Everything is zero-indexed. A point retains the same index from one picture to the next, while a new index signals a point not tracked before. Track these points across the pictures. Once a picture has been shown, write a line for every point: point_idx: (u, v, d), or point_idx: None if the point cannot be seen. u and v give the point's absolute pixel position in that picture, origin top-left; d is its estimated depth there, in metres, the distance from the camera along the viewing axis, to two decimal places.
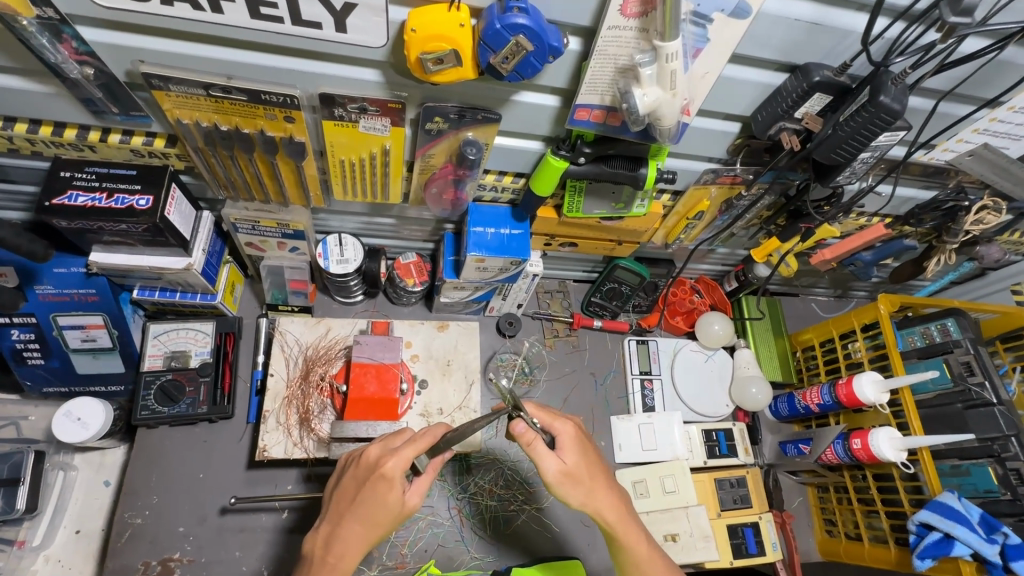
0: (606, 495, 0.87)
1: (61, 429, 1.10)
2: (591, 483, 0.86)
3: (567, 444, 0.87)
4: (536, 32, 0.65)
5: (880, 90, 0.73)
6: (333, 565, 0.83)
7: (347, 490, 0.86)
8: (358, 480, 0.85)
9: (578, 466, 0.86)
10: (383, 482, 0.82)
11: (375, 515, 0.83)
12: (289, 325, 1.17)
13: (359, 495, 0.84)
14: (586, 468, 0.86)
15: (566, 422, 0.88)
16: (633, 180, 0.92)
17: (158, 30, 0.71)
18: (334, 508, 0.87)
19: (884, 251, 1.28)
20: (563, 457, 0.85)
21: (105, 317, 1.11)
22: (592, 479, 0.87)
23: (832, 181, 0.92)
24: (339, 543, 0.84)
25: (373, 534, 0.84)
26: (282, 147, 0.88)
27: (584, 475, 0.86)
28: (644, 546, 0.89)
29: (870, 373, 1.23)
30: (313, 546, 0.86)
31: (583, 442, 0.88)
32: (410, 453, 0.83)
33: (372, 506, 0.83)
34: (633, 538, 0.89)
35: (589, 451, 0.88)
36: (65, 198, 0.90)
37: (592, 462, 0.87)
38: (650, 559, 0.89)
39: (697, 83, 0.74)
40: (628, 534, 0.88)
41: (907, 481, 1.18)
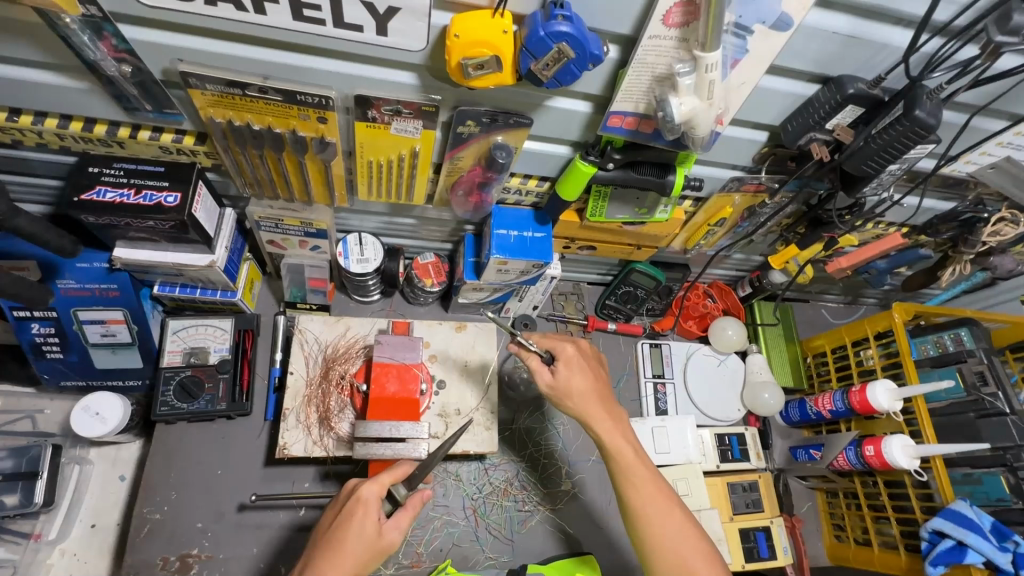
0: (595, 409, 0.95)
1: (79, 423, 1.10)
2: (580, 398, 0.94)
3: (570, 361, 0.95)
4: (579, 40, 0.65)
5: (915, 104, 0.73)
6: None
7: (323, 528, 0.85)
8: (334, 515, 0.85)
9: (569, 381, 0.94)
10: (359, 508, 0.82)
11: (348, 540, 0.80)
12: (309, 323, 1.17)
13: (334, 525, 0.82)
14: (584, 382, 0.95)
15: (569, 343, 0.97)
16: (661, 186, 0.92)
17: (197, 29, 0.71)
18: (310, 551, 0.84)
19: (900, 259, 1.29)
20: (556, 372, 0.95)
21: (125, 312, 1.11)
22: (585, 392, 0.94)
23: (858, 191, 0.93)
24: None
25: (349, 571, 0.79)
26: (312, 146, 0.88)
27: (578, 389, 0.94)
28: (630, 452, 0.92)
29: (884, 381, 1.24)
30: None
31: (584, 361, 0.97)
32: (385, 479, 0.85)
33: (345, 540, 0.80)
34: (623, 451, 0.92)
35: (588, 372, 0.96)
36: (93, 193, 0.90)
37: (590, 378, 0.95)
38: (636, 467, 0.91)
39: (733, 93, 0.75)
40: (614, 439, 0.93)
41: (919, 488, 1.19)
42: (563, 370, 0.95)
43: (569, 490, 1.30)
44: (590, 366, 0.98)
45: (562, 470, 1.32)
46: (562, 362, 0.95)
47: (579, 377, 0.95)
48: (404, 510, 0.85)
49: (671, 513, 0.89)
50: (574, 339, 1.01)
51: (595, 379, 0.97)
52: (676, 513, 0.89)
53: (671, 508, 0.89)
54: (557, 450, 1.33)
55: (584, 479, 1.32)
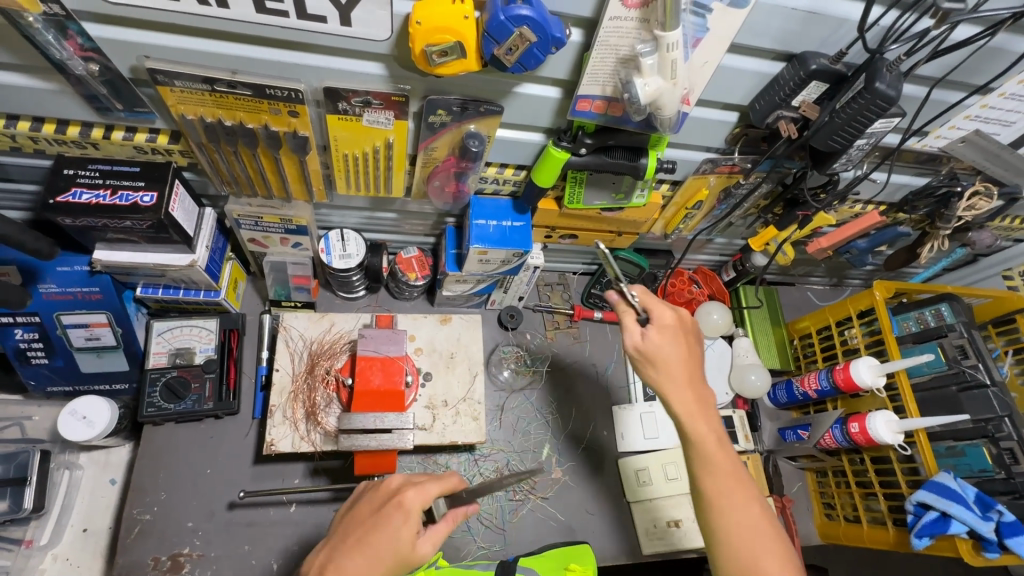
0: (681, 389, 0.87)
1: (66, 427, 1.10)
2: (669, 371, 0.87)
3: (662, 325, 0.89)
4: (540, 23, 0.66)
5: (876, 77, 0.75)
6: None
7: (359, 515, 0.85)
8: (373, 504, 0.86)
9: (658, 347, 0.88)
10: (398, 513, 0.82)
11: (381, 550, 0.79)
12: (294, 320, 1.18)
13: (372, 520, 0.83)
14: (672, 346, 0.88)
15: (665, 311, 0.90)
16: (634, 170, 0.93)
17: (164, 26, 0.72)
18: (339, 535, 0.84)
19: (879, 238, 1.30)
20: (647, 335, 0.89)
21: (109, 315, 1.11)
22: (675, 365, 0.88)
23: (829, 168, 0.94)
24: (333, 573, 0.79)
25: (371, 571, 0.79)
26: (286, 141, 0.89)
27: (668, 360, 0.88)
28: (712, 440, 0.85)
29: (867, 358, 1.25)
30: (309, 570, 0.83)
31: (678, 329, 0.90)
32: (432, 489, 0.85)
33: (377, 541, 0.80)
34: (701, 434, 0.85)
35: (681, 339, 0.89)
36: (69, 195, 0.90)
37: (687, 354, 0.89)
38: (716, 454, 0.84)
39: (697, 72, 0.76)
40: (698, 425, 0.86)
41: (904, 462, 1.20)
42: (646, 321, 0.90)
43: (559, 479, 1.31)
44: (685, 335, 0.90)
45: (553, 458, 1.33)
46: (654, 320, 0.90)
47: (666, 340, 0.88)
48: (444, 521, 0.86)
49: (746, 508, 0.81)
50: (672, 308, 0.94)
51: (682, 342, 0.89)
52: (751, 515, 0.81)
53: (742, 508, 0.81)
54: (547, 440, 1.34)
55: (575, 467, 1.33)
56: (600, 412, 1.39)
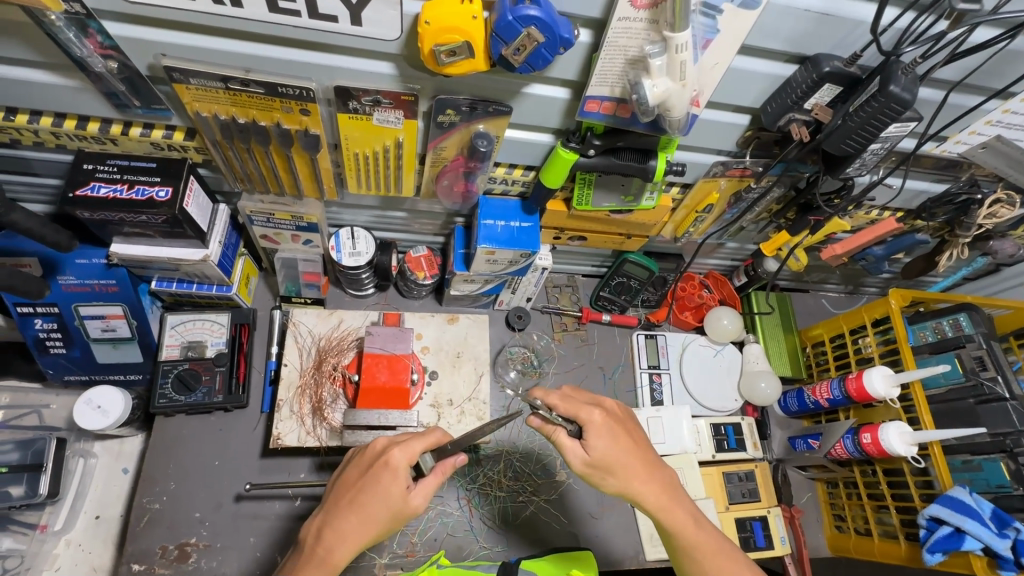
0: (644, 481, 0.89)
1: (81, 416, 1.13)
2: (623, 472, 0.87)
3: (593, 432, 0.87)
4: (548, 24, 0.66)
5: (890, 80, 0.73)
6: (332, 547, 0.82)
7: (347, 479, 0.86)
8: (360, 468, 0.86)
9: (605, 457, 0.87)
10: (386, 472, 0.83)
11: (373, 508, 0.83)
12: (303, 316, 1.19)
13: (361, 483, 0.84)
14: (613, 447, 0.87)
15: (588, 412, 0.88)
16: (643, 171, 0.93)
17: (182, 25, 0.74)
18: (332, 499, 0.86)
19: (896, 245, 1.28)
20: (588, 447, 0.87)
21: (124, 307, 1.14)
22: (622, 462, 0.87)
23: (842, 173, 0.92)
24: (331, 535, 0.83)
25: (370, 530, 0.83)
26: (298, 139, 0.90)
27: (614, 461, 0.87)
28: (688, 521, 0.90)
29: (881, 367, 1.22)
30: (308, 534, 0.86)
31: (614, 425, 0.89)
32: (418, 446, 0.85)
33: (370, 503, 0.83)
34: (681, 524, 0.89)
35: (620, 434, 0.89)
36: (88, 189, 0.92)
37: (629, 449, 0.88)
38: (698, 540, 0.89)
39: (707, 74, 0.75)
40: (673, 513, 0.89)
41: (918, 476, 1.18)
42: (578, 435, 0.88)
43: (564, 481, 1.31)
44: (622, 426, 0.90)
45: (557, 461, 1.32)
46: (584, 423, 0.88)
47: (601, 443, 0.87)
48: (433, 474, 0.86)
49: None
50: (598, 399, 0.93)
51: (607, 433, 0.88)
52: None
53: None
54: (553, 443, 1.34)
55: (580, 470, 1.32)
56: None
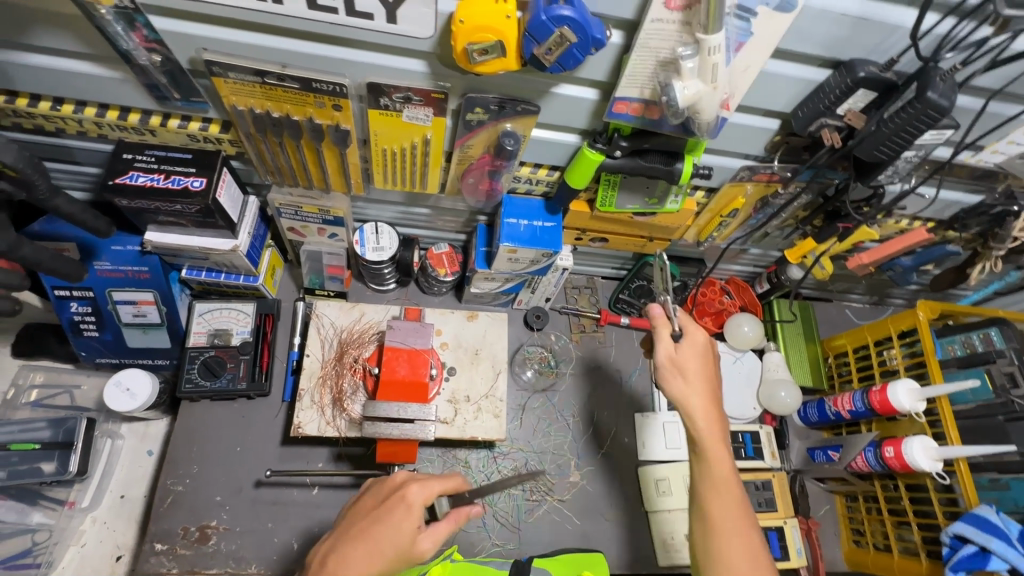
0: (707, 409, 0.88)
1: (111, 397, 1.17)
2: (694, 377, 0.90)
3: (688, 373, 0.90)
4: (581, 24, 0.66)
5: (928, 85, 0.72)
6: (328, 573, 0.79)
7: (363, 509, 0.86)
8: (377, 498, 0.86)
9: (688, 359, 0.91)
10: (402, 506, 0.82)
11: (380, 542, 0.80)
12: (326, 308, 1.22)
13: (375, 513, 0.83)
14: (685, 392, 0.89)
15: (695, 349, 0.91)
16: (669, 174, 0.93)
17: (224, 20, 0.76)
18: (346, 525, 0.85)
19: (925, 256, 1.25)
20: (680, 345, 0.91)
21: (155, 294, 1.17)
22: (696, 374, 0.90)
23: (873, 180, 0.91)
24: (337, 563, 0.79)
25: (372, 566, 0.79)
26: (328, 134, 0.92)
27: (688, 365, 0.90)
28: (726, 468, 0.85)
29: (906, 381, 1.19)
30: (315, 556, 0.84)
31: (703, 356, 0.91)
32: (435, 486, 0.84)
33: (378, 535, 0.80)
34: (716, 462, 0.86)
35: (700, 360, 0.91)
36: (126, 177, 0.95)
37: (704, 401, 0.88)
38: (723, 479, 0.85)
39: (738, 77, 0.74)
40: (716, 455, 0.86)
41: (943, 492, 1.14)
42: (677, 364, 0.91)
43: (578, 482, 1.31)
44: (712, 363, 0.92)
45: (572, 462, 1.33)
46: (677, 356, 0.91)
47: (686, 384, 0.89)
48: (448, 522, 0.84)
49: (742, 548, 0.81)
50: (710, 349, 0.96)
51: (711, 389, 0.90)
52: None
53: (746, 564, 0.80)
54: (568, 443, 1.34)
55: (595, 471, 1.32)
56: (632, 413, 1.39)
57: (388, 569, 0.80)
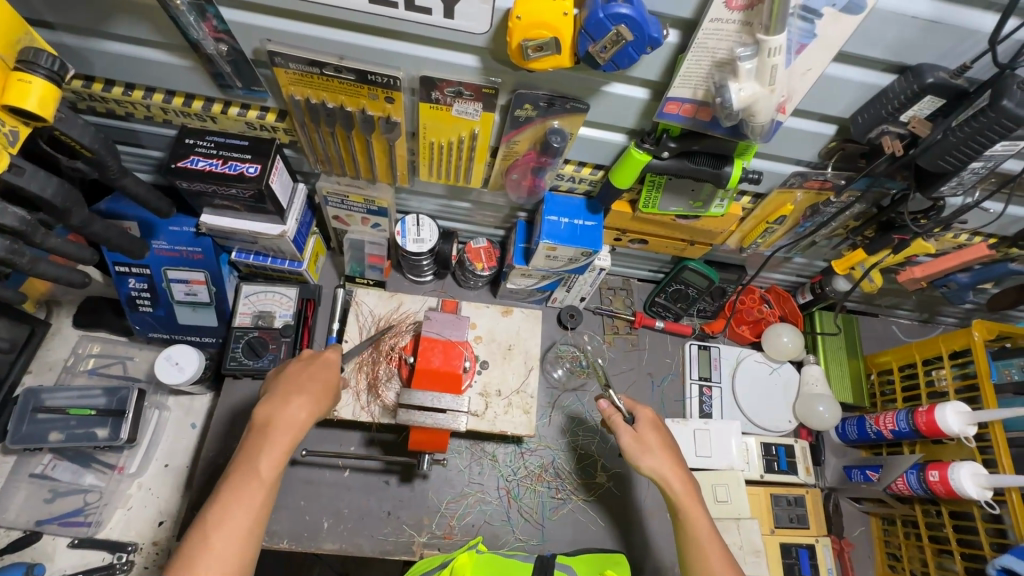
0: (677, 473, 0.99)
1: (161, 370, 1.23)
2: (655, 451, 1.00)
3: (651, 449, 1.00)
4: (638, 22, 0.66)
5: (1004, 93, 0.68)
6: (293, 425, 0.88)
7: (287, 371, 0.95)
8: (300, 361, 0.98)
9: (649, 437, 1.01)
10: (328, 360, 0.97)
11: (328, 379, 0.95)
12: (365, 297, 1.25)
13: (306, 366, 0.96)
14: (659, 462, 0.99)
15: (650, 423, 1.03)
16: (717, 177, 0.91)
17: (287, 13, 0.79)
18: (277, 386, 0.93)
19: (984, 274, 1.20)
20: (638, 429, 1.02)
21: (206, 274, 1.22)
22: (659, 450, 1.00)
23: (934, 191, 0.87)
24: (295, 399, 0.90)
25: (325, 403, 0.93)
26: (378, 125, 0.94)
27: (650, 442, 1.01)
28: (705, 526, 0.95)
29: (956, 403, 1.14)
30: (259, 417, 0.89)
31: (658, 432, 1.02)
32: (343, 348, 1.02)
33: (322, 384, 0.93)
34: (698, 521, 0.95)
35: (658, 439, 1.01)
36: (188, 162, 1.00)
37: (673, 467, 0.99)
38: (709, 535, 0.94)
39: (797, 80, 0.73)
40: (692, 510, 0.97)
41: (990, 522, 1.10)
42: (643, 445, 1.00)
43: (603, 484, 1.30)
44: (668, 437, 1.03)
45: (598, 463, 1.32)
46: (643, 436, 1.01)
47: (654, 459, 0.99)
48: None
49: None
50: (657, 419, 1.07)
51: (674, 459, 1.00)
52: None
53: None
54: (595, 445, 1.33)
55: (621, 474, 1.31)
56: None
57: (329, 404, 0.95)
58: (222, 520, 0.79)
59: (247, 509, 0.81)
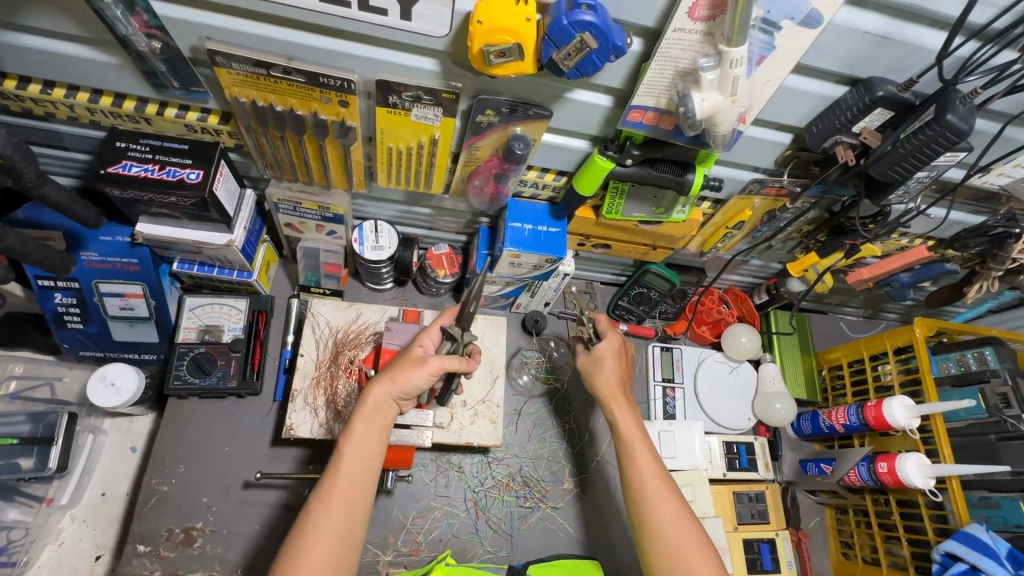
0: (616, 393, 1.09)
1: (94, 392, 1.13)
2: (601, 366, 1.11)
3: (602, 364, 1.12)
4: (602, 30, 0.64)
5: (948, 108, 0.71)
6: (374, 397, 0.88)
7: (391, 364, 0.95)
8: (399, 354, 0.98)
9: (602, 352, 1.12)
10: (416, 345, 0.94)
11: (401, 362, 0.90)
12: (322, 307, 1.18)
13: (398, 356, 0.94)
14: (608, 375, 1.10)
15: (608, 341, 1.13)
16: (679, 185, 0.91)
17: (228, 8, 0.73)
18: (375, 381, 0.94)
19: (923, 274, 1.26)
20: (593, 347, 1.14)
21: (144, 286, 1.13)
22: (605, 365, 1.11)
23: (883, 200, 0.90)
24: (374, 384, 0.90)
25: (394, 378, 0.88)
26: (333, 130, 0.89)
27: (602, 359, 1.12)
28: (635, 429, 1.03)
29: (902, 397, 1.20)
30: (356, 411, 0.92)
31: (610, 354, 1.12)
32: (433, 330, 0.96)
33: (400, 363, 0.89)
34: (624, 424, 1.04)
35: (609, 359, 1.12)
36: (120, 167, 0.92)
37: (611, 377, 1.10)
38: (634, 436, 1.01)
39: (757, 90, 0.73)
40: (622, 417, 1.05)
41: (933, 509, 1.16)
42: (596, 361, 1.12)
43: (571, 489, 1.30)
44: (620, 357, 1.13)
45: (565, 469, 1.31)
46: (595, 352, 1.13)
47: (600, 371, 1.11)
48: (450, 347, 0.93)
49: (654, 495, 0.94)
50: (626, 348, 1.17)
51: (620, 374, 1.11)
52: (670, 516, 0.93)
53: (660, 502, 0.94)
54: (563, 450, 1.33)
55: (588, 479, 1.31)
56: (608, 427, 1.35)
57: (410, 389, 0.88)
58: (307, 530, 0.79)
59: (336, 516, 0.80)
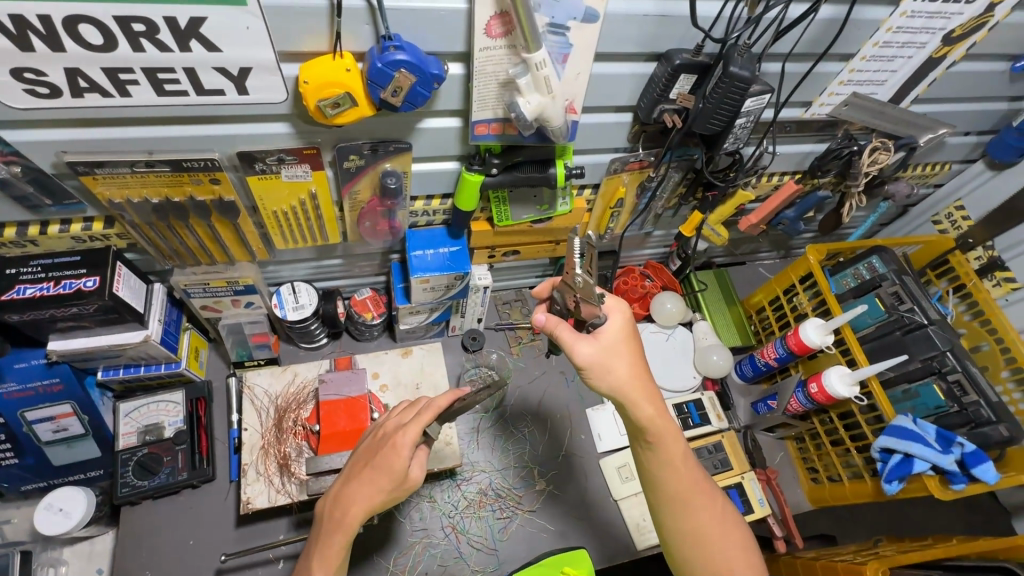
0: (636, 392, 0.88)
1: (43, 521, 1.11)
2: (610, 367, 0.87)
3: (614, 356, 0.87)
4: (416, 65, 0.72)
5: (730, 62, 0.83)
6: (355, 515, 0.86)
7: (365, 453, 0.92)
8: (372, 448, 0.92)
9: (615, 339, 0.88)
10: (390, 449, 0.87)
11: (380, 478, 0.86)
12: (257, 378, 1.22)
13: (372, 462, 0.88)
14: (621, 368, 0.87)
15: (608, 320, 0.88)
16: (546, 180, 0.99)
17: (78, 121, 0.77)
18: (351, 467, 0.93)
19: (805, 206, 1.37)
20: (596, 339, 0.87)
21: (74, 403, 1.13)
22: (616, 362, 0.87)
23: (721, 148, 1.02)
24: (344, 498, 0.88)
25: (375, 497, 0.86)
26: (214, 208, 0.94)
27: (613, 360, 0.87)
28: (677, 444, 0.91)
29: (813, 319, 1.30)
30: (325, 507, 0.91)
31: (621, 342, 0.88)
32: (416, 428, 0.88)
33: (377, 475, 0.86)
34: (664, 433, 0.90)
35: (625, 352, 0.88)
36: (14, 292, 0.93)
37: (629, 369, 0.88)
38: (676, 454, 0.91)
39: (574, 83, 0.83)
40: (661, 426, 0.90)
41: (868, 413, 1.25)
42: (603, 359, 0.87)
43: (544, 489, 1.33)
44: (632, 344, 0.89)
45: (534, 472, 1.35)
46: (602, 341, 0.87)
47: (615, 367, 0.87)
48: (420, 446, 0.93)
49: (699, 511, 0.92)
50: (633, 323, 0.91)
51: (635, 360, 0.89)
52: (714, 525, 0.92)
53: (701, 513, 0.92)
54: (527, 454, 1.37)
55: (558, 475, 1.35)
56: (572, 421, 1.42)
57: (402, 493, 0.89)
58: None
59: None
